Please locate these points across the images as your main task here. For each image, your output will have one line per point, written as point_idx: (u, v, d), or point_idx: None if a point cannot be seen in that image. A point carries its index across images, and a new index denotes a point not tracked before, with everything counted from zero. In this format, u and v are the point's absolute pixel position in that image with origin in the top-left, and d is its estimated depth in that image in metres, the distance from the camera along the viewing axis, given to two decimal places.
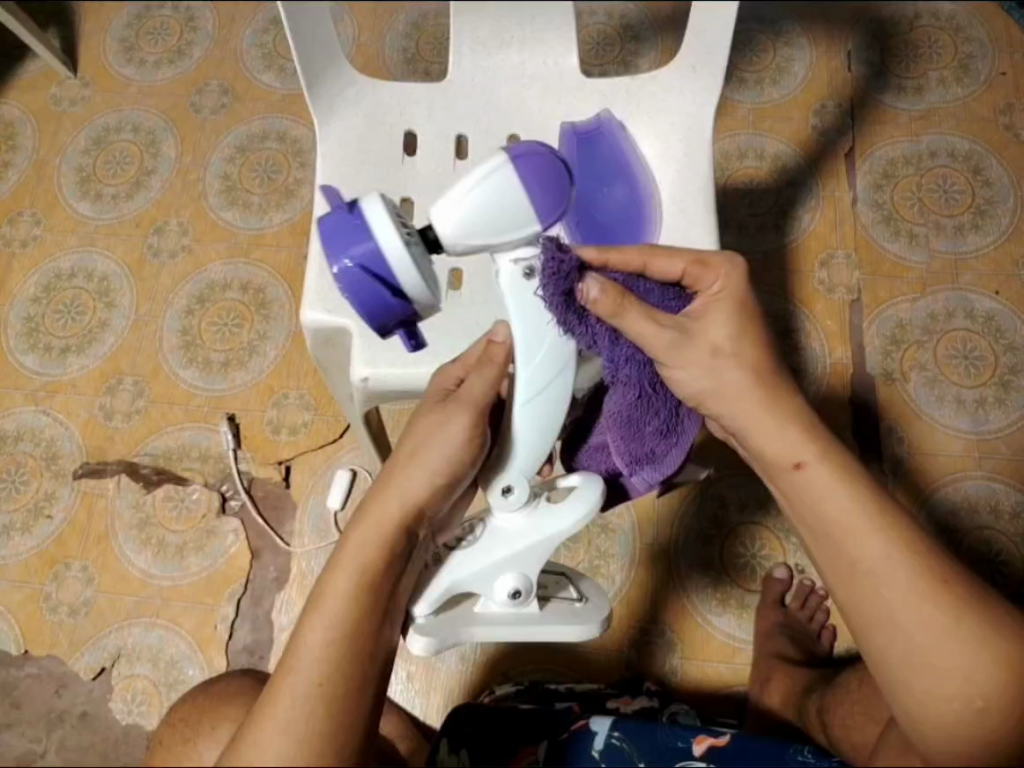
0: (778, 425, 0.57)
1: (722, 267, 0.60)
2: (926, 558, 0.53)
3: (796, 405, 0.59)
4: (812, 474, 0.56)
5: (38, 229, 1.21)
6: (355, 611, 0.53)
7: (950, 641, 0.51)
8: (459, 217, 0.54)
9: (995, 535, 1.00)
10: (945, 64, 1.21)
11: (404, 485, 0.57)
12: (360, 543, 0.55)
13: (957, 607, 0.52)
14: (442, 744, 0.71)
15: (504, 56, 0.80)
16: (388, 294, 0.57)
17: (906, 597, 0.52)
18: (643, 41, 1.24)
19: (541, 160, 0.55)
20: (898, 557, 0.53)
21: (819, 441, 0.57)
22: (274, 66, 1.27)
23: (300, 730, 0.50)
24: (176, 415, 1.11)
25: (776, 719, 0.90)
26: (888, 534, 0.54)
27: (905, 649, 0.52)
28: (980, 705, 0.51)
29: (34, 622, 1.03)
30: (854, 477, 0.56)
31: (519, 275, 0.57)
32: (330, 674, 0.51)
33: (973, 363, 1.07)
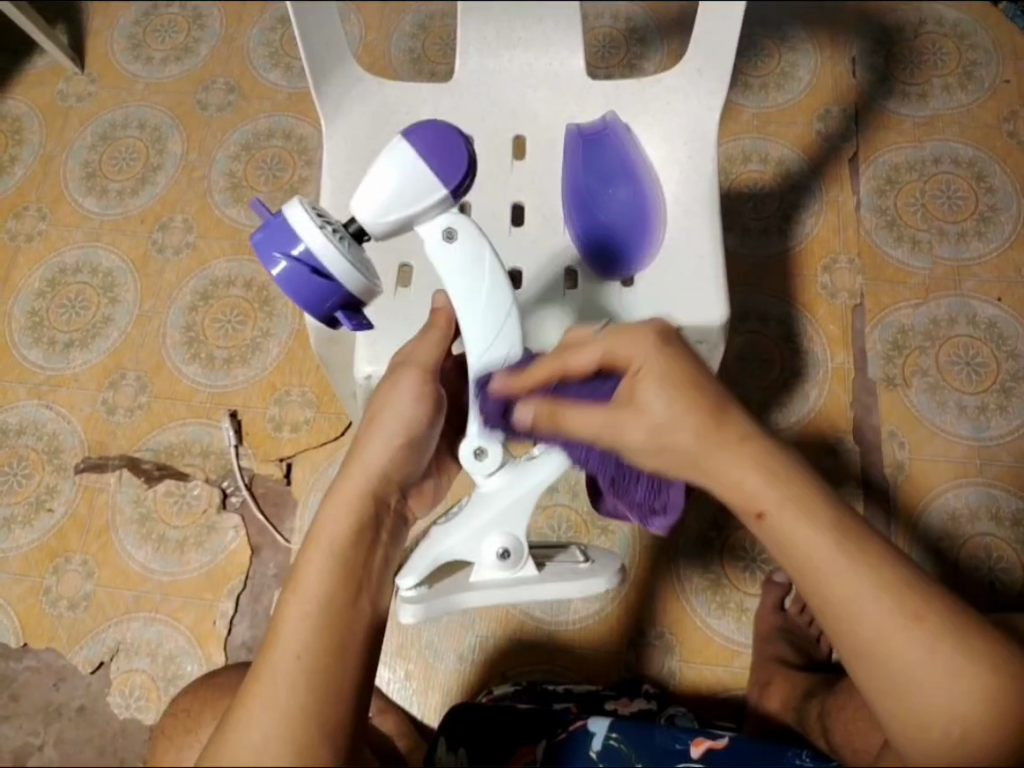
0: (733, 475, 0.49)
1: (629, 344, 0.51)
2: (906, 589, 0.48)
3: (741, 446, 0.49)
4: (777, 523, 0.49)
5: (44, 224, 1.21)
6: (332, 585, 0.52)
7: (932, 676, 0.47)
8: (370, 196, 0.60)
9: (995, 542, 1.00)
10: (950, 71, 1.21)
11: (368, 453, 0.58)
12: (332, 518, 0.55)
13: (940, 639, 0.48)
14: (441, 742, 0.73)
15: (511, 57, 0.81)
16: (321, 281, 0.60)
17: (884, 637, 0.47)
18: (648, 44, 1.24)
19: (430, 132, 0.60)
20: (873, 600, 0.47)
21: (780, 482, 0.48)
22: (280, 65, 1.27)
23: (283, 706, 0.48)
24: (179, 411, 1.11)
25: (776, 722, 0.91)
26: (865, 574, 0.47)
27: (883, 686, 0.48)
28: (960, 734, 0.48)
29: (33, 616, 1.03)
30: (823, 513, 0.48)
31: (442, 239, 0.64)
32: (312, 645, 0.50)
33: (975, 370, 1.08)
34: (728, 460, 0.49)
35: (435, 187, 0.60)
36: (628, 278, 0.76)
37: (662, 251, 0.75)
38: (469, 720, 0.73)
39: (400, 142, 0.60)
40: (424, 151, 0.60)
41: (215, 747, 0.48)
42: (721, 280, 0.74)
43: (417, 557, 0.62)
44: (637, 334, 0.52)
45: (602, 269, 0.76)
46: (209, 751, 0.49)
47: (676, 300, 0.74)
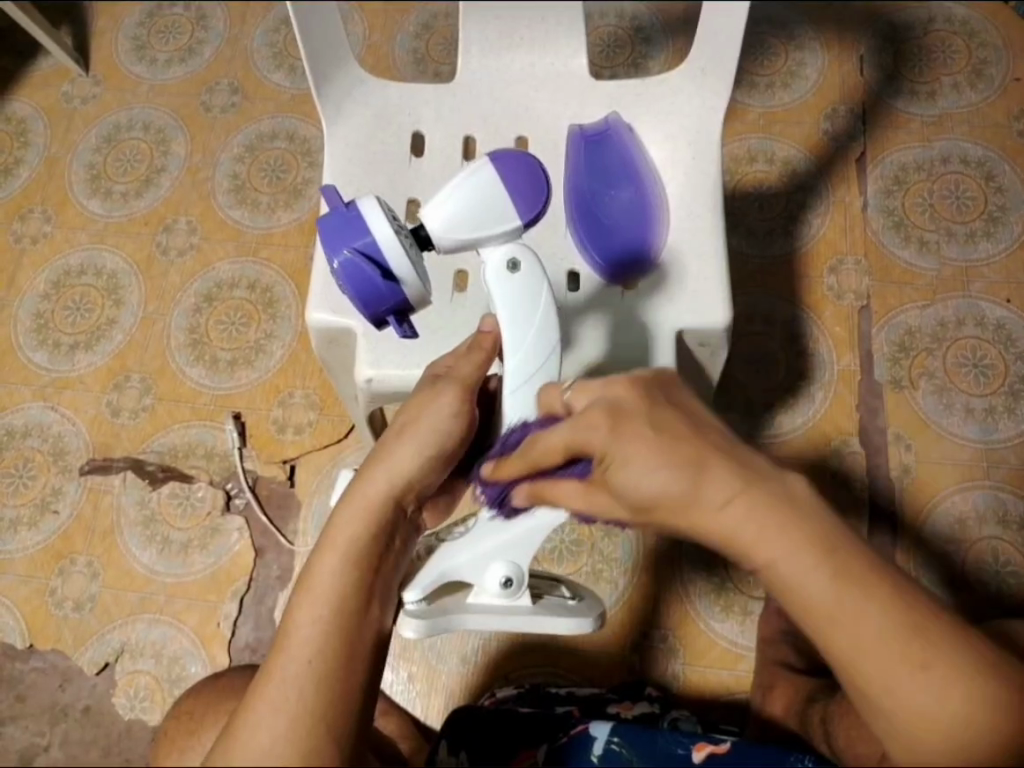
0: (720, 525, 0.45)
1: (584, 433, 0.50)
2: (912, 626, 0.44)
3: (726, 505, 0.45)
4: (772, 572, 0.46)
5: (49, 226, 1.21)
6: (345, 589, 0.52)
7: (940, 714, 0.45)
8: (446, 213, 0.61)
9: (1001, 544, 0.99)
10: (959, 69, 1.20)
11: (392, 461, 0.57)
12: (349, 522, 0.55)
13: (953, 676, 0.45)
14: (443, 746, 0.72)
15: (513, 56, 0.80)
16: (382, 278, 0.60)
17: (888, 678, 0.45)
18: (653, 44, 1.23)
19: (517, 161, 0.60)
20: (875, 639, 0.44)
21: (779, 532, 0.45)
22: (284, 66, 1.27)
23: (293, 709, 0.48)
24: (183, 413, 1.11)
25: (776, 727, 0.87)
26: (866, 614, 0.44)
27: (888, 721, 0.46)
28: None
29: (40, 617, 1.03)
30: (826, 553, 0.45)
31: (504, 269, 0.63)
32: (322, 649, 0.50)
33: (983, 372, 1.06)
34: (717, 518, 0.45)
35: (511, 217, 0.60)
36: (630, 280, 0.75)
37: (666, 250, 0.75)
38: (471, 724, 0.73)
39: (485, 165, 0.61)
40: (506, 180, 0.60)
41: (222, 749, 0.48)
42: (723, 277, 0.74)
43: (421, 572, 0.60)
44: (591, 419, 0.49)
45: (602, 270, 0.76)
46: (216, 750, 0.49)
47: (676, 303, 0.74)
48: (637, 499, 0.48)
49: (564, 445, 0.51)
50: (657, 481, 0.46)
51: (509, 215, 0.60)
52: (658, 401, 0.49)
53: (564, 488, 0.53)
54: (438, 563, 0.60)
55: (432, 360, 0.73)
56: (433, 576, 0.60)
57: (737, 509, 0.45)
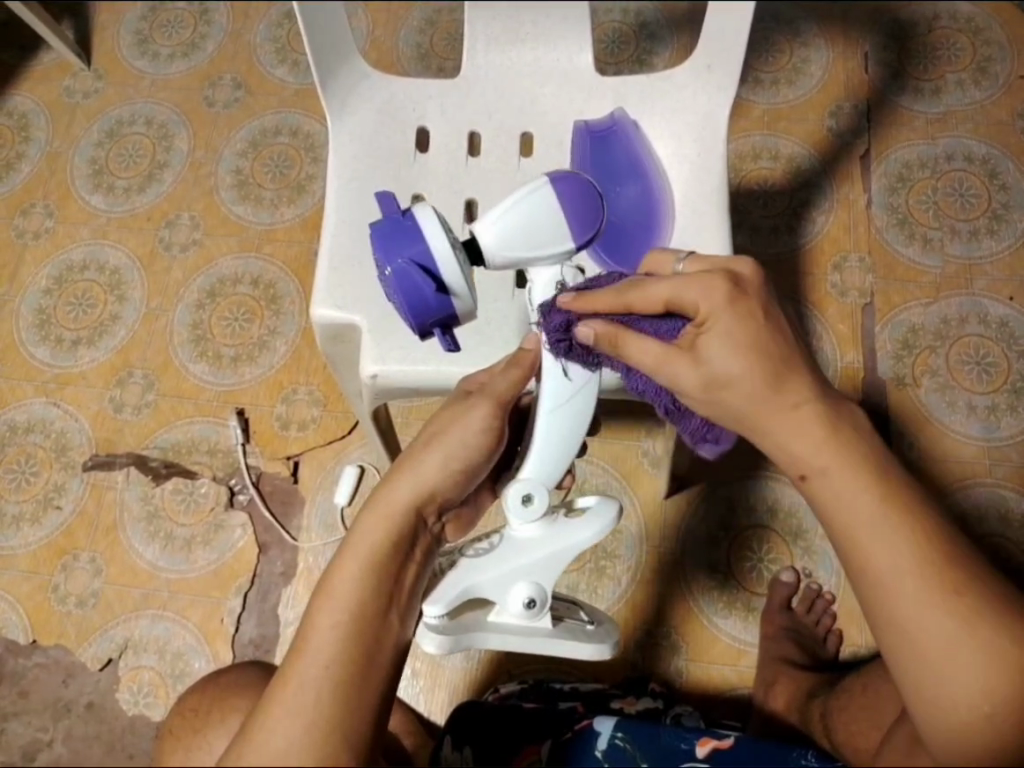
0: (787, 414, 0.49)
1: (690, 293, 0.51)
2: (942, 560, 0.46)
3: (799, 405, 0.49)
4: (821, 486, 0.48)
5: (51, 221, 1.21)
6: (364, 595, 0.52)
7: (962, 651, 0.45)
8: (502, 231, 0.59)
9: (1005, 541, 0.99)
10: (963, 66, 1.20)
11: (416, 470, 0.58)
12: (370, 528, 0.55)
13: (980, 618, 0.46)
14: (446, 742, 0.72)
15: (518, 52, 0.79)
16: (435, 290, 0.59)
17: (919, 606, 0.46)
18: (658, 40, 1.23)
19: (576, 184, 0.61)
20: (912, 567, 0.46)
21: (835, 442, 0.48)
22: (287, 61, 1.27)
23: (310, 715, 0.48)
24: (186, 409, 1.11)
25: (776, 721, 0.89)
26: (901, 540, 0.46)
27: (913, 657, 0.46)
28: (989, 712, 0.45)
29: (43, 614, 1.03)
30: (873, 478, 0.48)
31: (553, 290, 0.63)
32: (340, 654, 0.50)
33: (986, 369, 1.07)
34: (787, 414, 0.49)
35: (565, 239, 0.60)
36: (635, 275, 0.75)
37: (670, 247, 0.75)
38: (472, 719, 0.72)
39: (545, 185, 0.60)
40: (565, 201, 0.60)
41: (236, 751, 0.48)
42: None
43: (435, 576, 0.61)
44: (710, 280, 0.51)
45: (607, 265, 0.76)
46: (230, 753, 0.49)
47: None
48: (722, 365, 0.50)
49: (667, 295, 0.52)
50: (733, 365, 0.49)
51: (565, 238, 0.60)
52: (768, 297, 0.52)
53: (645, 348, 0.53)
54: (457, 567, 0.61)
55: (438, 360, 0.73)
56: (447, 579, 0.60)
57: (808, 409, 0.49)
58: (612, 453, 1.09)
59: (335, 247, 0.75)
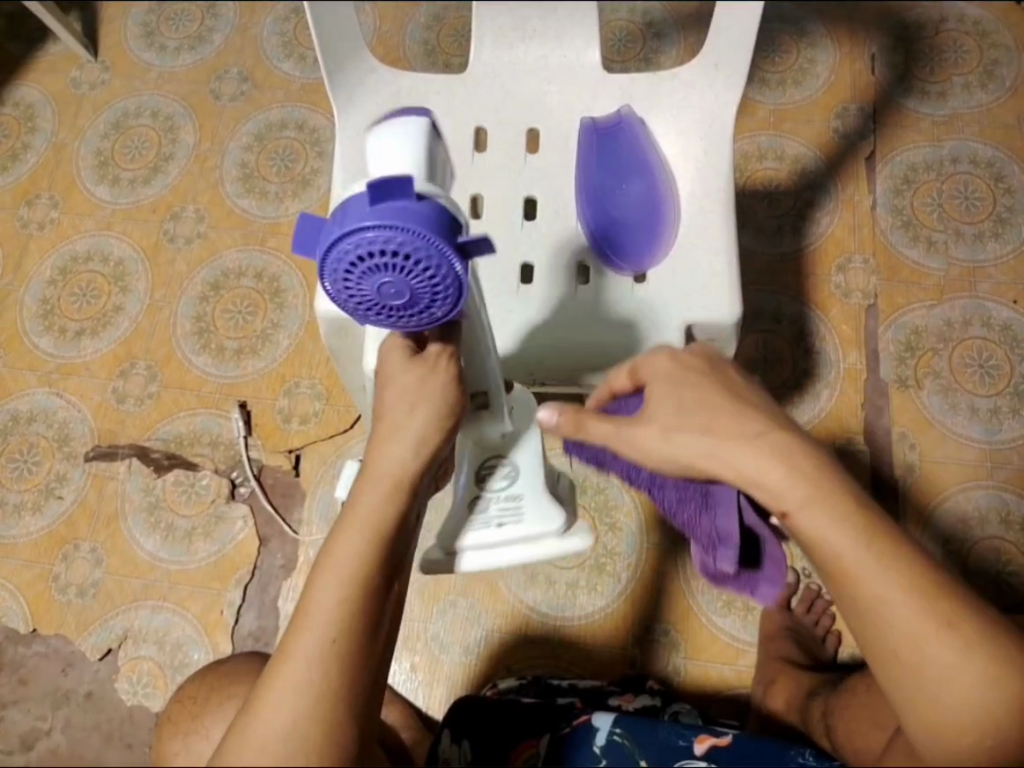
0: (747, 447, 0.51)
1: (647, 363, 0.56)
2: (931, 587, 0.49)
3: (761, 436, 0.51)
4: (801, 522, 0.50)
5: (57, 212, 1.21)
6: (366, 567, 0.52)
7: (958, 680, 0.48)
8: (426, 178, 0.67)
9: (1005, 545, 0.99)
10: (970, 69, 1.20)
11: (409, 429, 0.55)
12: (372, 497, 0.54)
13: (969, 643, 0.49)
14: (445, 735, 0.72)
15: (525, 49, 0.79)
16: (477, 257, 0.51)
17: (911, 631, 0.48)
18: (664, 39, 1.23)
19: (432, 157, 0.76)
20: (902, 596, 0.48)
21: (807, 477, 0.50)
22: (294, 55, 1.27)
23: (315, 689, 0.49)
24: (188, 401, 1.11)
25: (776, 720, 0.89)
26: (892, 574, 0.49)
27: (913, 688, 0.49)
28: (987, 737, 0.49)
29: (43, 603, 1.03)
30: (851, 510, 0.49)
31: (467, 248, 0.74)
32: (344, 628, 0.50)
33: (989, 372, 1.07)
34: (750, 448, 0.51)
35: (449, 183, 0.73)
36: (639, 272, 0.76)
37: (674, 247, 0.76)
38: (472, 713, 0.73)
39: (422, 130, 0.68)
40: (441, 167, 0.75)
41: (242, 724, 0.49)
42: (734, 277, 0.74)
43: (506, 527, 0.68)
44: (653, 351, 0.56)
45: (610, 261, 0.77)
46: (234, 726, 0.50)
47: (687, 300, 0.75)
48: (669, 420, 0.54)
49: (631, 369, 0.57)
50: (692, 409, 0.53)
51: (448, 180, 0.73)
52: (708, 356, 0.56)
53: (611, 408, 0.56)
54: (513, 505, 0.69)
55: None
56: (519, 520, 0.69)
57: (772, 440, 0.51)
58: None
59: None
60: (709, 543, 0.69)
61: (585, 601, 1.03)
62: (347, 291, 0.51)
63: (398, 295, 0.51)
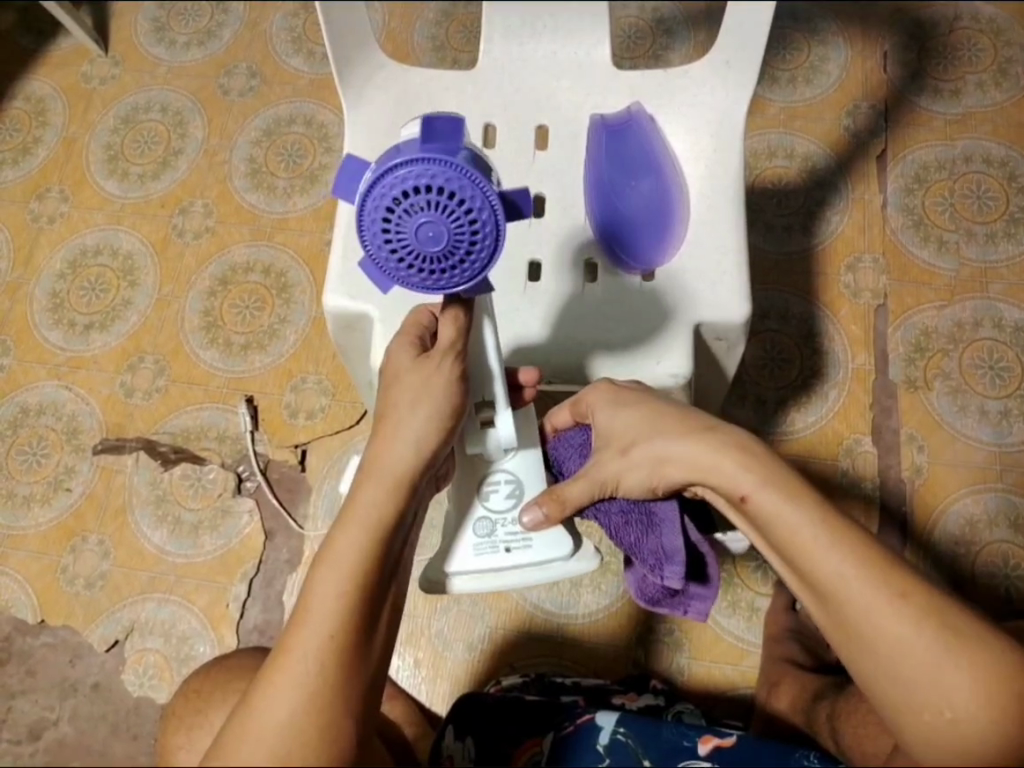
0: (696, 441, 0.59)
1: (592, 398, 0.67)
2: (886, 568, 0.52)
3: (717, 432, 0.59)
4: (758, 503, 0.55)
5: (66, 206, 1.22)
6: (366, 565, 0.52)
7: (915, 653, 0.50)
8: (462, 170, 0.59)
9: (1011, 548, 0.99)
10: (985, 67, 1.19)
11: (412, 428, 0.57)
12: (372, 493, 0.54)
13: (930, 622, 0.50)
14: (449, 731, 0.73)
15: (536, 45, 0.78)
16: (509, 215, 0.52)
17: (871, 610, 0.51)
18: (674, 36, 1.22)
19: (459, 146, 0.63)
20: (857, 577, 0.51)
21: (759, 466, 0.56)
22: (304, 50, 1.27)
23: (312, 684, 0.49)
24: (196, 395, 1.12)
25: (781, 722, 0.89)
26: (842, 550, 0.52)
27: (873, 663, 0.51)
28: (951, 716, 0.50)
29: (51, 594, 1.04)
30: (799, 493, 0.55)
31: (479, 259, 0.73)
32: (343, 623, 0.50)
33: (998, 374, 1.06)
34: (706, 443, 0.59)
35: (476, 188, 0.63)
36: (648, 270, 0.76)
37: (684, 244, 0.76)
38: (476, 712, 0.73)
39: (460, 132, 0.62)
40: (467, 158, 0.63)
41: (238, 723, 0.49)
42: (744, 275, 0.75)
43: (514, 553, 0.69)
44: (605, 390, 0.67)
45: (619, 259, 0.77)
46: (232, 721, 0.50)
47: (697, 298, 0.75)
48: (625, 441, 0.63)
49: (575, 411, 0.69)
50: (642, 418, 0.63)
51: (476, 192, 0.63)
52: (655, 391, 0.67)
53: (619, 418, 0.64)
54: (520, 533, 0.69)
55: None
56: (527, 548, 0.69)
57: (724, 434, 0.59)
58: None
59: (345, 235, 0.75)
60: (655, 565, 0.71)
61: (589, 599, 1.04)
62: (383, 241, 0.51)
63: (434, 245, 0.51)
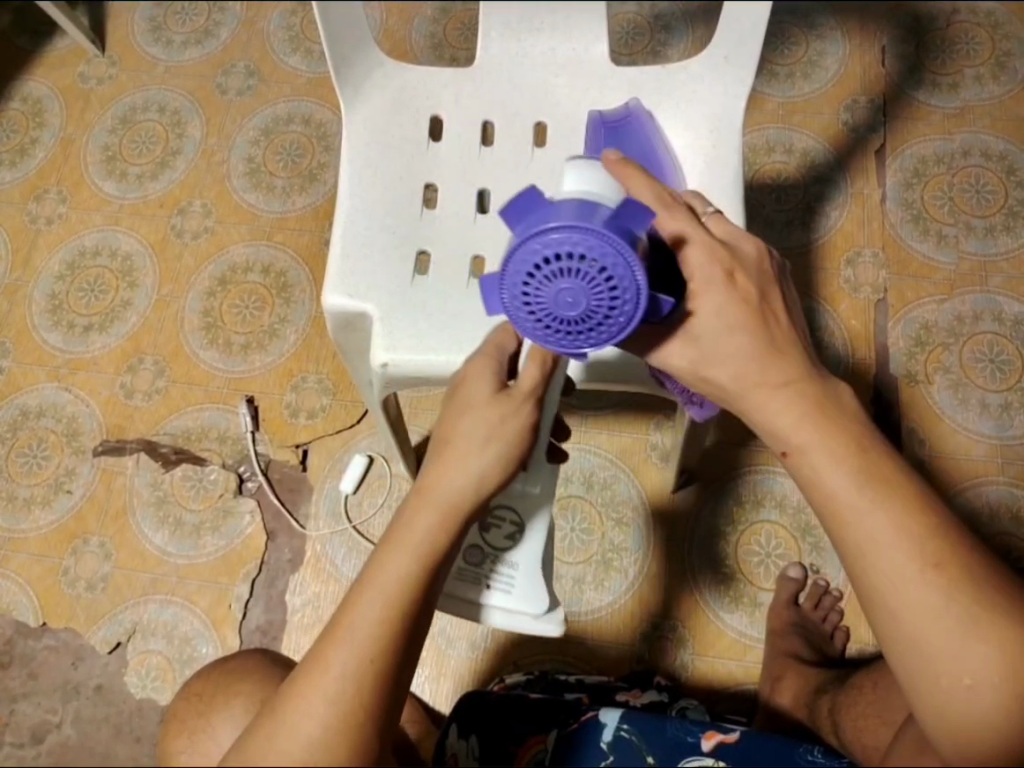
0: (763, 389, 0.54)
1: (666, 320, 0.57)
2: (924, 535, 0.50)
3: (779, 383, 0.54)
4: (799, 462, 0.53)
5: (64, 207, 1.21)
6: (414, 594, 0.52)
7: (940, 622, 0.49)
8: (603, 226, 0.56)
9: (1013, 540, 0.99)
10: (982, 61, 1.19)
11: (477, 463, 0.53)
12: (428, 523, 0.52)
13: (959, 593, 0.49)
14: (452, 729, 0.71)
15: (535, 42, 0.79)
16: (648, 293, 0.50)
17: (899, 578, 0.50)
18: (673, 31, 1.22)
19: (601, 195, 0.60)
20: (894, 542, 0.50)
21: (813, 423, 0.53)
22: (301, 49, 1.27)
23: (344, 704, 0.50)
24: (197, 396, 1.11)
25: (784, 718, 0.88)
26: (880, 513, 0.50)
27: (894, 630, 0.50)
28: (970, 684, 0.49)
29: (52, 597, 1.04)
30: (845, 454, 0.52)
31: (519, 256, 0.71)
32: (384, 647, 0.51)
33: (999, 367, 1.06)
34: (764, 392, 0.54)
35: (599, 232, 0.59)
36: None
37: None
38: (481, 707, 0.71)
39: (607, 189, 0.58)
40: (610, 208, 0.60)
41: (269, 732, 0.50)
42: None
43: (493, 592, 0.64)
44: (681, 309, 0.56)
45: None
46: (261, 724, 0.51)
47: None
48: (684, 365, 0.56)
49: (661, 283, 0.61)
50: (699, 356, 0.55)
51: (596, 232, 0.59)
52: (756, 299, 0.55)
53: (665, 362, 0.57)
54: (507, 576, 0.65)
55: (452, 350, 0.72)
56: (506, 593, 0.64)
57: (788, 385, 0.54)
58: (619, 444, 1.10)
59: (346, 236, 0.75)
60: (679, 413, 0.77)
61: (591, 597, 1.03)
62: (523, 300, 0.50)
63: (572, 308, 0.49)
